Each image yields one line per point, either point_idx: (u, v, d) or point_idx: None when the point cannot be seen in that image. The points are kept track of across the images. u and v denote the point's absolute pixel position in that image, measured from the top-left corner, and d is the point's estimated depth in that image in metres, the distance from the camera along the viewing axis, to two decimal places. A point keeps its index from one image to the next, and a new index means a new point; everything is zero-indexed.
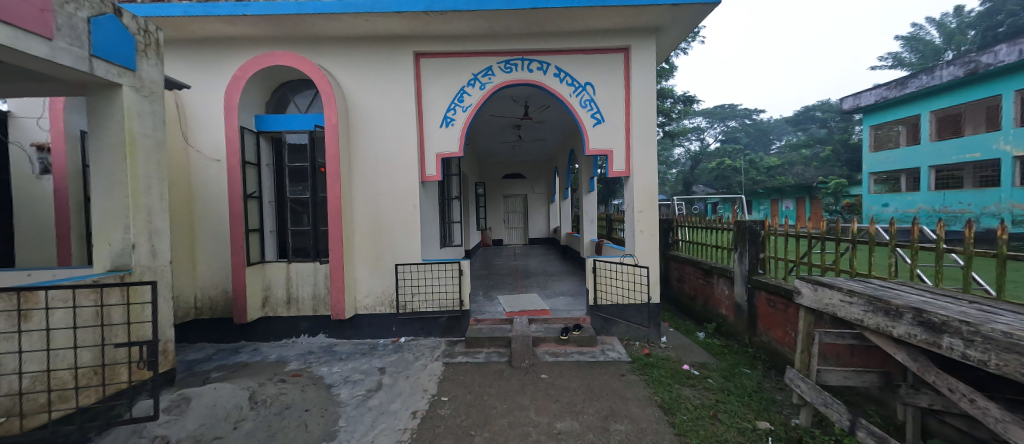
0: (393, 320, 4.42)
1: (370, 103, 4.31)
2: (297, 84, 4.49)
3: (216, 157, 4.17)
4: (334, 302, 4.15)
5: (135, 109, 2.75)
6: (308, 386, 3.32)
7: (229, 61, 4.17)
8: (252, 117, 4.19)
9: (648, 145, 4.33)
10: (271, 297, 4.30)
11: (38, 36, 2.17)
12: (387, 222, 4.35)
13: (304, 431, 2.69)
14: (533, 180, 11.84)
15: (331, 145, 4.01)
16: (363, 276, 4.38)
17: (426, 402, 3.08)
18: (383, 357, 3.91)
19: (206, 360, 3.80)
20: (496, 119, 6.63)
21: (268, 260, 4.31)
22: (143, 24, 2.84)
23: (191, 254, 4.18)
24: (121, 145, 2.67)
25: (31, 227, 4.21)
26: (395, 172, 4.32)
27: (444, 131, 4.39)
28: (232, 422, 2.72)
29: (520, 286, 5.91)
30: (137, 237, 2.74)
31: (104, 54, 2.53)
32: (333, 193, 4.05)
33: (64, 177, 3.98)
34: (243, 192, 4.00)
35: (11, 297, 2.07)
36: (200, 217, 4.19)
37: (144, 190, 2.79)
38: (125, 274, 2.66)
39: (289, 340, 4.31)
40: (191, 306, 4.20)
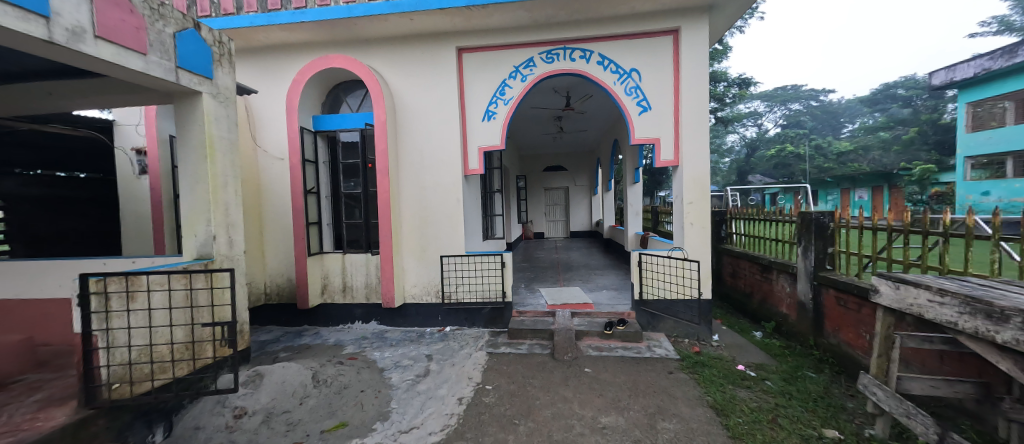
0: (439, 309, 4.58)
1: (415, 99, 4.46)
2: (349, 84, 4.71)
3: (279, 156, 4.51)
4: (385, 291, 4.39)
5: (213, 113, 3.06)
6: (363, 368, 3.55)
7: (289, 66, 4.49)
8: (310, 117, 4.49)
9: (699, 132, 4.08)
10: (329, 285, 4.62)
11: (135, 52, 2.48)
12: (433, 215, 4.49)
13: (360, 410, 2.90)
14: (576, 173, 11.66)
15: (381, 142, 4.22)
16: (411, 267, 4.58)
17: (471, 389, 3.17)
18: (430, 345, 4.07)
19: (276, 340, 4.19)
20: (538, 111, 6.56)
21: (326, 251, 4.63)
22: (218, 36, 3.13)
23: (260, 245, 4.59)
24: (203, 147, 2.99)
25: (135, 220, 4.86)
26: (439, 166, 4.44)
27: (486, 124, 4.43)
28: (299, 398, 2.99)
29: (562, 279, 5.87)
30: (217, 229, 3.05)
31: (186, 65, 2.83)
32: (383, 188, 4.27)
33: (158, 177, 4.52)
34: (303, 187, 4.33)
35: (120, 279, 2.40)
36: (267, 211, 4.56)
37: (222, 186, 3.10)
38: (208, 263, 2.97)
39: (345, 326, 4.62)
40: (261, 292, 4.62)
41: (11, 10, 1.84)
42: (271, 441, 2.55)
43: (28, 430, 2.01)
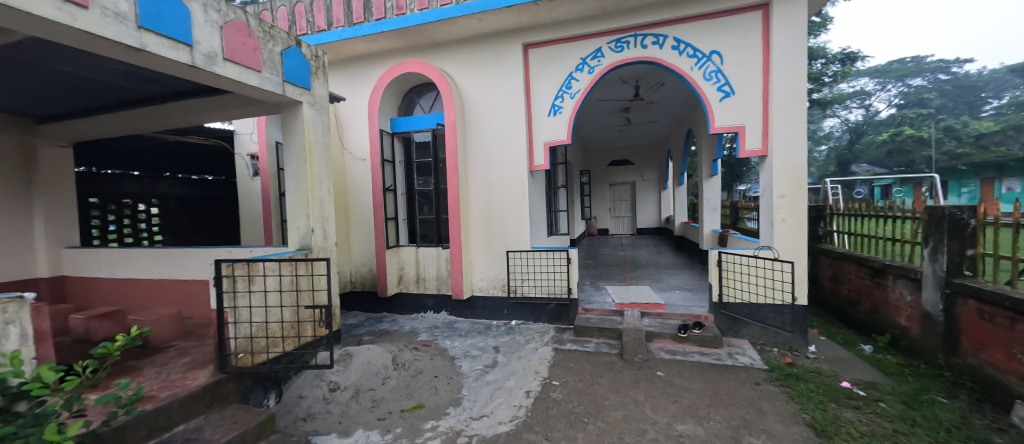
0: (505, 303, 4.68)
1: (482, 98, 4.58)
2: (422, 87, 4.99)
3: (362, 157, 4.93)
4: (454, 283, 4.62)
5: (311, 120, 3.44)
6: (436, 355, 3.76)
7: (370, 73, 4.88)
8: (388, 120, 4.85)
9: (793, 117, 3.63)
10: (405, 276, 4.96)
11: (253, 70, 2.89)
12: (499, 211, 4.59)
13: (435, 394, 3.08)
14: (643, 166, 11.11)
15: (451, 141, 4.43)
16: (478, 261, 4.74)
17: (538, 383, 3.19)
18: (497, 337, 4.17)
19: (360, 324, 4.62)
20: (605, 103, 6.35)
21: (401, 244, 4.98)
22: (314, 51, 3.51)
23: (347, 237, 5.08)
24: (303, 150, 3.38)
25: (250, 215, 5.68)
26: (505, 163, 4.51)
27: (552, 119, 4.39)
28: (381, 378, 3.26)
29: (630, 278, 5.64)
30: (314, 223, 3.44)
31: (291, 78, 3.23)
32: (452, 185, 4.48)
33: (267, 178, 5.23)
34: (382, 185, 4.71)
35: (243, 265, 2.81)
36: (352, 207, 5.03)
37: (318, 185, 3.48)
38: (308, 252, 3.36)
39: (418, 314, 4.94)
40: (347, 280, 5.11)
41: (166, 41, 2.30)
42: (359, 415, 2.82)
43: (181, 386, 2.47)
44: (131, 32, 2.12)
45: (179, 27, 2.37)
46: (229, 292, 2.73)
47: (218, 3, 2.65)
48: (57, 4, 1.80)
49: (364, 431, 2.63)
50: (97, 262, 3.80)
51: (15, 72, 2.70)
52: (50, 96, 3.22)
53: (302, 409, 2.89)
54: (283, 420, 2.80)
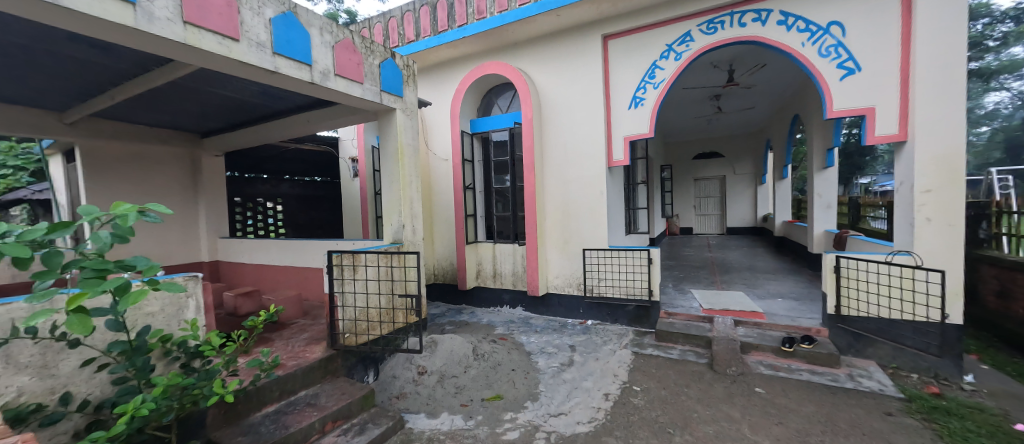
0: (581, 302, 4.61)
1: (560, 94, 4.55)
2: (500, 88, 5.13)
3: (445, 157, 5.23)
4: (530, 280, 4.69)
5: (403, 125, 3.76)
6: (513, 349, 3.85)
7: (452, 78, 5.16)
8: (468, 121, 5.08)
9: (946, 92, 2.95)
10: (482, 270, 5.17)
11: (356, 82, 3.25)
12: (575, 209, 4.53)
13: (513, 386, 3.15)
14: (735, 159, 10.05)
15: (527, 138, 4.51)
16: (554, 258, 4.74)
17: (617, 387, 3.08)
18: (573, 336, 4.13)
19: (443, 314, 4.94)
20: (692, 91, 5.87)
21: (479, 240, 5.20)
22: (407, 61, 3.81)
23: (431, 233, 5.45)
24: (396, 152, 3.71)
25: (351, 212, 6.42)
26: (582, 159, 4.43)
27: (633, 112, 4.19)
28: (463, 366, 3.44)
29: (720, 282, 5.15)
30: (405, 219, 3.76)
31: (387, 88, 3.55)
32: (529, 183, 4.55)
33: (365, 178, 5.86)
34: (462, 183, 4.97)
35: (347, 256, 3.19)
36: (435, 205, 5.38)
37: (408, 184, 3.79)
38: (399, 246, 3.69)
39: (495, 308, 5.11)
40: (431, 273, 5.49)
41: (293, 63, 2.72)
42: (444, 399, 3.02)
43: (302, 357, 2.89)
44: (268, 57, 2.55)
45: (302, 50, 2.78)
46: (338, 278, 3.12)
47: (331, 26, 3.04)
48: (219, 40, 2.27)
49: (449, 415, 2.81)
50: (240, 250, 4.62)
51: (189, 97, 3.40)
52: (210, 115, 4.00)
53: (395, 388, 3.19)
54: (380, 396, 3.12)
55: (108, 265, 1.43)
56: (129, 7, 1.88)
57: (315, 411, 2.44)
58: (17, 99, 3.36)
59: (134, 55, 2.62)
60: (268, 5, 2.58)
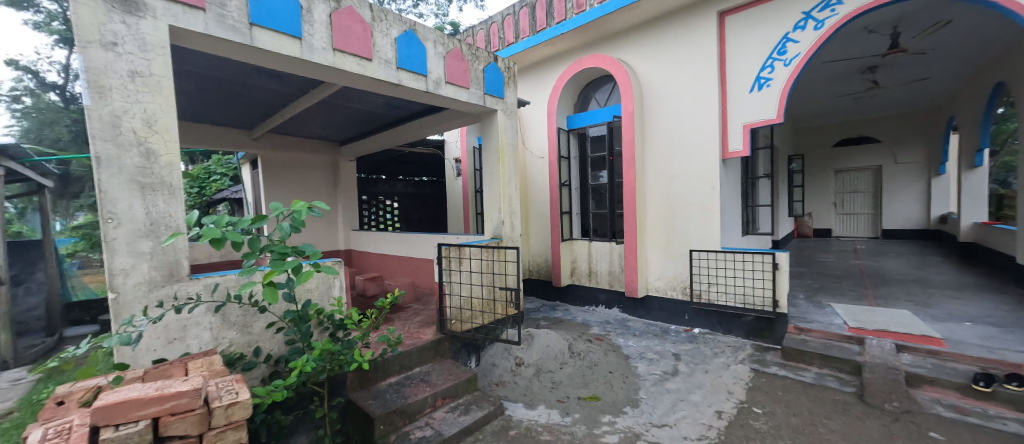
0: (686, 308, 4.23)
1: (665, 82, 4.25)
2: (599, 81, 5.00)
3: (541, 155, 5.30)
4: (628, 281, 4.50)
5: (504, 125, 3.92)
6: (610, 351, 3.71)
7: (550, 75, 5.20)
8: (565, 118, 5.11)
9: None
10: (577, 268, 5.13)
11: (463, 87, 3.49)
12: (681, 206, 4.18)
13: (611, 389, 3.05)
14: (897, 145, 8.08)
15: (627, 132, 4.32)
16: (655, 259, 4.45)
17: (732, 405, 2.74)
18: (677, 344, 3.81)
19: (538, 309, 5.03)
20: (835, 65, 4.90)
21: (575, 237, 5.17)
22: (508, 63, 3.97)
23: (526, 229, 5.60)
24: (497, 151, 3.89)
25: (454, 209, 6.97)
26: (690, 152, 4.06)
27: (755, 96, 3.66)
28: (560, 362, 3.45)
29: (873, 297, 4.19)
30: (505, 216, 3.93)
31: (490, 90, 3.74)
32: (629, 178, 4.36)
33: (468, 177, 6.31)
34: (558, 180, 5.00)
35: (450, 249, 3.46)
36: (531, 202, 5.50)
37: (508, 181, 3.95)
38: (499, 241, 3.87)
39: (590, 307, 5.01)
40: (526, 268, 5.63)
41: (412, 75, 3.05)
42: (540, 392, 3.08)
43: (417, 338, 3.24)
44: (393, 72, 2.90)
45: (420, 63, 3.10)
46: (446, 269, 3.42)
47: (443, 38, 3.32)
48: (358, 61, 2.68)
49: (546, 408, 2.85)
50: (367, 241, 5.40)
51: (332, 112, 4.08)
52: (346, 126, 4.73)
53: (495, 375, 3.36)
54: (482, 381, 3.33)
55: (288, 249, 1.89)
56: (297, 42, 2.35)
57: (428, 387, 2.71)
58: (223, 121, 4.46)
59: (296, 80, 3.24)
60: (395, 25, 2.93)
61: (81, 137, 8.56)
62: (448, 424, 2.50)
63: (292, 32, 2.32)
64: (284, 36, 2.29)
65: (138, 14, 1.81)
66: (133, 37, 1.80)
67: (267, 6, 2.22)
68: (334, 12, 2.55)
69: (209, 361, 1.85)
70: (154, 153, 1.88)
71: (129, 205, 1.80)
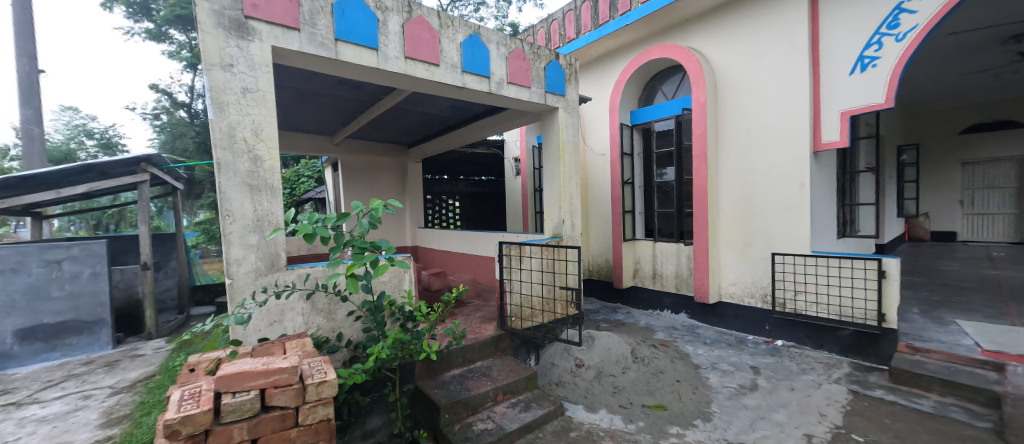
0: (766, 317, 3.85)
1: (743, 69, 3.90)
2: (666, 73, 4.74)
3: (602, 152, 5.16)
4: (698, 285, 4.21)
5: (565, 122, 3.87)
6: (677, 358, 3.49)
7: (612, 69, 5.04)
8: (628, 113, 4.94)
9: None
10: (640, 270, 4.93)
11: (524, 86, 3.50)
12: (761, 204, 3.82)
13: (679, 400, 2.86)
14: None
15: (699, 125, 4.06)
16: (729, 262, 4.12)
17: (825, 429, 2.40)
18: (755, 356, 3.47)
19: (598, 311, 4.91)
20: (966, 36, 4.10)
21: (638, 237, 4.97)
22: (569, 59, 3.91)
23: (586, 229, 5.49)
24: (558, 149, 3.86)
25: (513, 207, 7.06)
26: (773, 144, 3.69)
27: (857, 78, 3.20)
28: (622, 367, 3.33)
29: (1019, 315, 3.43)
30: (565, 214, 3.89)
31: (551, 88, 3.72)
32: (699, 174, 4.09)
33: (527, 176, 6.37)
34: (620, 178, 4.85)
35: (508, 248, 3.49)
36: (591, 201, 5.39)
37: (568, 180, 3.90)
38: (559, 240, 3.84)
39: (654, 312, 4.77)
40: (586, 268, 5.52)
41: (476, 77, 3.14)
42: (602, 395, 3.00)
43: (478, 333, 3.33)
44: (459, 75, 3.01)
45: (484, 65, 3.18)
46: (507, 266, 3.48)
47: (506, 39, 3.37)
48: (427, 68, 2.82)
49: (608, 412, 2.77)
50: (432, 238, 5.69)
51: (401, 116, 4.35)
52: (414, 129, 5.02)
53: (555, 375, 3.34)
54: (542, 380, 3.33)
55: (367, 245, 2.05)
56: (374, 53, 2.54)
57: (489, 382, 2.78)
58: (310, 128, 4.99)
59: (371, 88, 3.50)
60: (460, 30, 3.03)
61: (202, 147, 10.17)
62: (509, 420, 2.54)
63: (370, 44, 2.51)
64: (364, 49, 2.49)
65: (248, 38, 2.08)
66: (244, 58, 2.08)
67: (349, 22, 2.43)
68: (407, 22, 2.71)
69: (302, 342, 2.07)
70: (260, 158, 2.15)
71: (241, 204, 2.09)
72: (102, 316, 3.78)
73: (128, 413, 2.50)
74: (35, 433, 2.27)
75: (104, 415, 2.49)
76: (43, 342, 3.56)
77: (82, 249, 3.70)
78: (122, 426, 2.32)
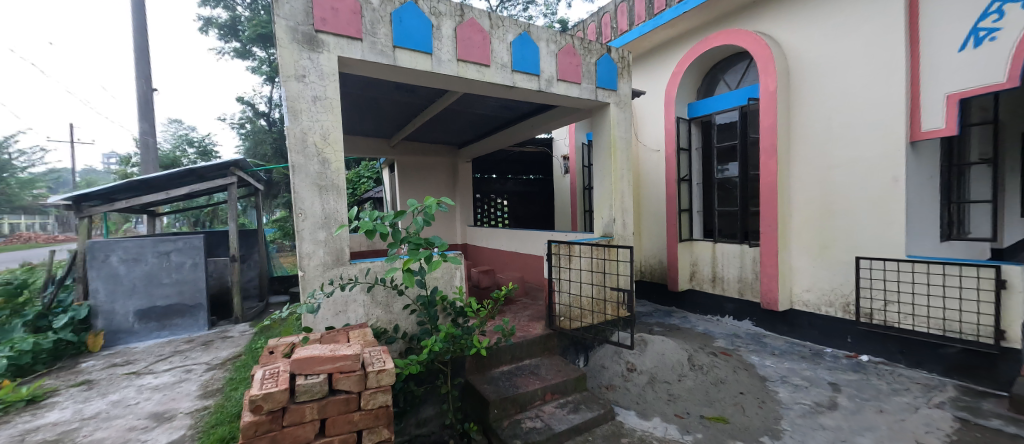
0: (848, 328, 3.43)
1: (824, 52, 3.52)
2: (730, 61, 4.42)
3: (656, 148, 4.93)
4: (766, 291, 3.86)
5: (616, 118, 3.75)
6: (740, 369, 3.23)
7: (668, 60, 4.79)
8: (685, 106, 4.68)
9: None
10: (698, 272, 4.66)
11: (574, 83, 3.44)
12: (842, 203, 3.42)
13: (742, 413, 2.64)
14: None
15: (767, 116, 3.73)
16: (803, 266, 3.74)
17: None
18: (835, 371, 3.10)
19: (651, 314, 4.71)
20: None
21: (695, 238, 4.70)
22: (621, 52, 3.78)
23: (638, 228, 5.29)
24: (609, 146, 3.75)
25: (562, 206, 6.99)
26: (858, 135, 3.29)
27: (968, 55, 2.73)
28: (678, 374, 3.16)
29: None
30: (616, 213, 3.77)
31: (602, 84, 3.62)
32: (767, 170, 3.76)
33: (576, 174, 6.29)
34: (676, 175, 4.60)
35: (556, 247, 3.47)
36: (644, 199, 5.17)
37: (620, 177, 3.77)
38: (610, 239, 3.72)
39: (714, 317, 4.47)
40: (638, 269, 5.31)
41: (526, 76, 3.14)
42: (656, 403, 2.87)
43: (527, 331, 3.34)
44: (509, 75, 3.03)
45: (534, 63, 3.17)
46: (556, 266, 3.46)
47: (556, 36, 3.33)
48: (478, 69, 2.88)
49: (662, 421, 2.64)
50: (481, 236, 5.82)
51: (453, 118, 4.49)
52: (464, 130, 5.17)
53: (605, 378, 3.25)
54: (591, 382, 3.26)
55: (422, 241, 2.15)
56: (429, 58, 2.64)
57: (538, 381, 2.77)
58: (370, 132, 5.33)
59: (425, 91, 3.65)
60: (510, 30, 3.05)
61: (279, 152, 11.30)
62: (557, 420, 2.51)
63: (425, 49, 2.62)
64: (420, 54, 2.61)
65: (317, 50, 2.26)
66: (315, 69, 2.26)
67: (406, 29, 2.54)
68: (459, 25, 2.78)
69: (363, 332, 2.21)
70: (328, 161, 2.33)
71: (312, 203, 2.28)
72: (199, 301, 4.35)
73: (220, 387, 2.85)
74: (151, 399, 2.68)
75: (202, 387, 2.87)
76: (155, 321, 4.16)
77: (185, 243, 4.28)
78: (216, 398, 2.65)
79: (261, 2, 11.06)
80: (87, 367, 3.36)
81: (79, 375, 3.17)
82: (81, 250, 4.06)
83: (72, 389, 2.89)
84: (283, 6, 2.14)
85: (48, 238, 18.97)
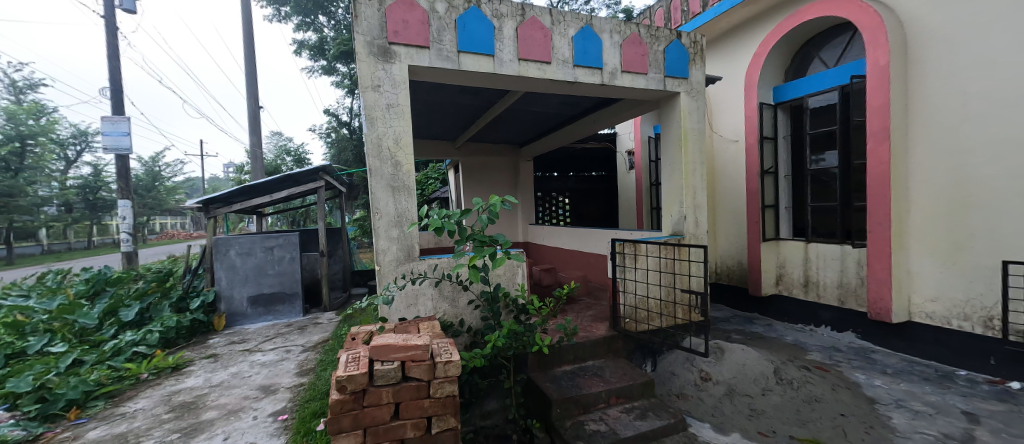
0: (991, 348, 2.81)
1: (955, 14, 2.92)
2: (827, 36, 3.88)
3: (735, 138, 4.50)
4: (874, 299, 3.32)
5: (687, 108, 3.48)
6: (840, 387, 2.82)
7: (749, 41, 4.35)
8: (771, 90, 4.23)
9: None
10: (786, 276, 4.17)
11: (640, 73, 3.28)
12: (982, 194, 2.81)
13: (843, 438, 2.30)
14: None
15: (878, 95, 3.19)
16: (926, 272, 3.14)
17: None
18: (972, 399, 2.56)
19: (729, 320, 4.32)
20: None
21: (783, 238, 4.22)
22: (693, 37, 3.51)
23: (713, 226, 4.89)
24: (679, 138, 3.50)
25: (626, 204, 6.71)
26: (1007, 109, 2.68)
27: None
28: (762, 388, 2.84)
29: None
30: (687, 210, 3.51)
31: (671, 72, 3.39)
32: (876, 158, 3.22)
33: (641, 169, 6.01)
34: (759, 167, 4.16)
35: (621, 247, 3.35)
36: (720, 194, 4.76)
37: (692, 171, 3.50)
38: (681, 238, 3.48)
39: (806, 327, 3.96)
40: (713, 271, 4.91)
41: (588, 70, 3.06)
42: (735, 417, 2.62)
43: (591, 331, 3.26)
44: (570, 70, 2.99)
45: (596, 57, 3.08)
46: (620, 265, 3.33)
47: (621, 26, 3.20)
48: (539, 67, 2.88)
49: (743, 437, 2.40)
50: (543, 235, 5.82)
51: (514, 117, 4.55)
52: (526, 129, 5.21)
53: (675, 386, 3.06)
54: (660, 389, 3.09)
55: (485, 237, 2.22)
56: (492, 60, 2.71)
57: (602, 383, 2.69)
58: (437, 135, 5.63)
59: (488, 93, 3.74)
60: (572, 25, 2.99)
61: (359, 157, 12.44)
62: (623, 425, 2.42)
63: (488, 51, 2.69)
64: (483, 57, 2.68)
65: (391, 60, 2.43)
66: (389, 78, 2.44)
67: (470, 33, 2.63)
68: (521, 25, 2.80)
69: (432, 324, 2.34)
70: (400, 163, 2.50)
71: (386, 203, 2.47)
72: (296, 290, 4.98)
73: (313, 367, 3.22)
74: (260, 373, 3.13)
75: (299, 366, 3.27)
76: (263, 307, 4.85)
77: (285, 240, 4.93)
78: (310, 376, 3.01)
79: (343, 22, 12.25)
80: (214, 343, 4.03)
81: (209, 349, 3.82)
82: (210, 246, 4.87)
83: (202, 360, 3.49)
84: (362, 23, 2.35)
85: (188, 235, 23.26)
